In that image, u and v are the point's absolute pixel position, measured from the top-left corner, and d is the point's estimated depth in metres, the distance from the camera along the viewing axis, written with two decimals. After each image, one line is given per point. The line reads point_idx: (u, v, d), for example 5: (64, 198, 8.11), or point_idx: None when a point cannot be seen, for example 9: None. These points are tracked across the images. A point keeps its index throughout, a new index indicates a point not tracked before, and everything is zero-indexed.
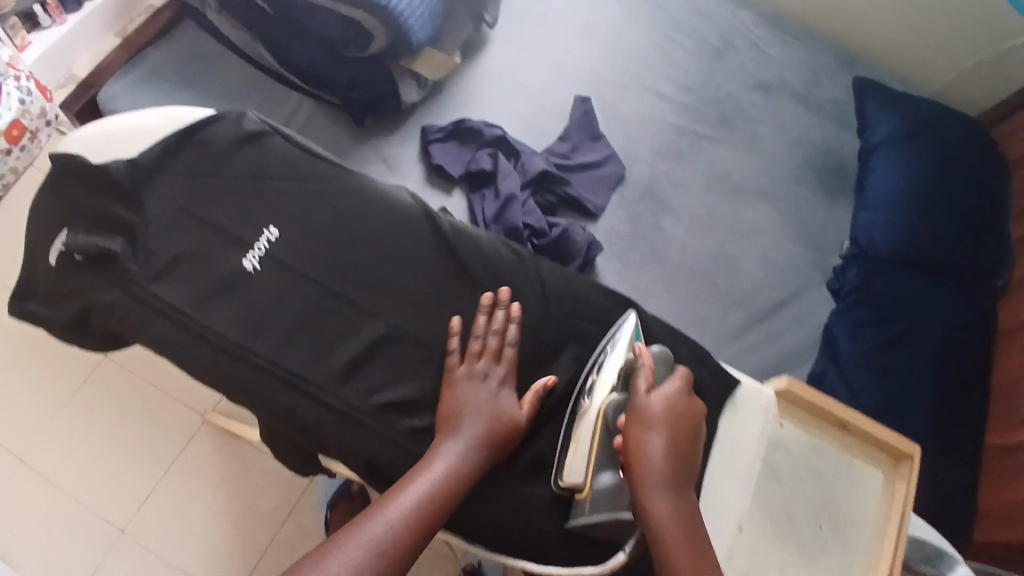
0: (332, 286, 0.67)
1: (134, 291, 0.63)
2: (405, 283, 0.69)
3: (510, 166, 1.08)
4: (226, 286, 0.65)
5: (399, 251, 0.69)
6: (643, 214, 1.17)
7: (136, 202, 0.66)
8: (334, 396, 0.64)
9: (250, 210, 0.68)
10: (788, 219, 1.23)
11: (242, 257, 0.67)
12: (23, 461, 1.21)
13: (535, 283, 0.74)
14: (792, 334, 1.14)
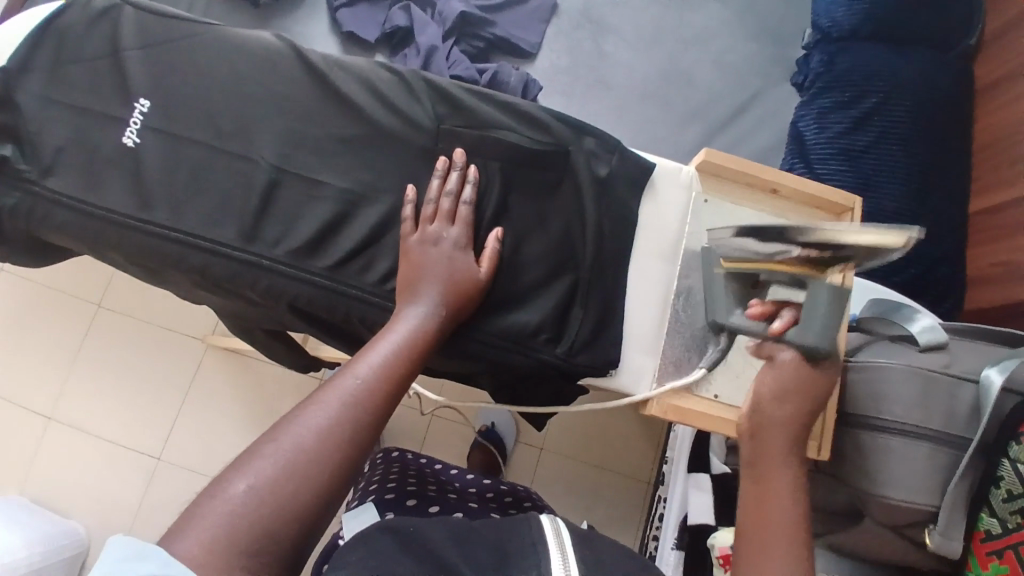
0: (201, 138, 0.55)
1: (25, 186, 0.53)
2: (276, 120, 0.56)
3: (426, 16, 1.02)
4: (108, 166, 0.54)
5: (275, 93, 0.57)
6: (582, 42, 1.10)
7: (9, 99, 0.54)
8: (249, 275, 0.53)
9: (116, 84, 0.56)
10: (741, 16, 1.13)
11: (120, 134, 0.55)
12: (51, 418, 1.29)
13: (428, 91, 0.58)
14: (755, 137, 1.09)
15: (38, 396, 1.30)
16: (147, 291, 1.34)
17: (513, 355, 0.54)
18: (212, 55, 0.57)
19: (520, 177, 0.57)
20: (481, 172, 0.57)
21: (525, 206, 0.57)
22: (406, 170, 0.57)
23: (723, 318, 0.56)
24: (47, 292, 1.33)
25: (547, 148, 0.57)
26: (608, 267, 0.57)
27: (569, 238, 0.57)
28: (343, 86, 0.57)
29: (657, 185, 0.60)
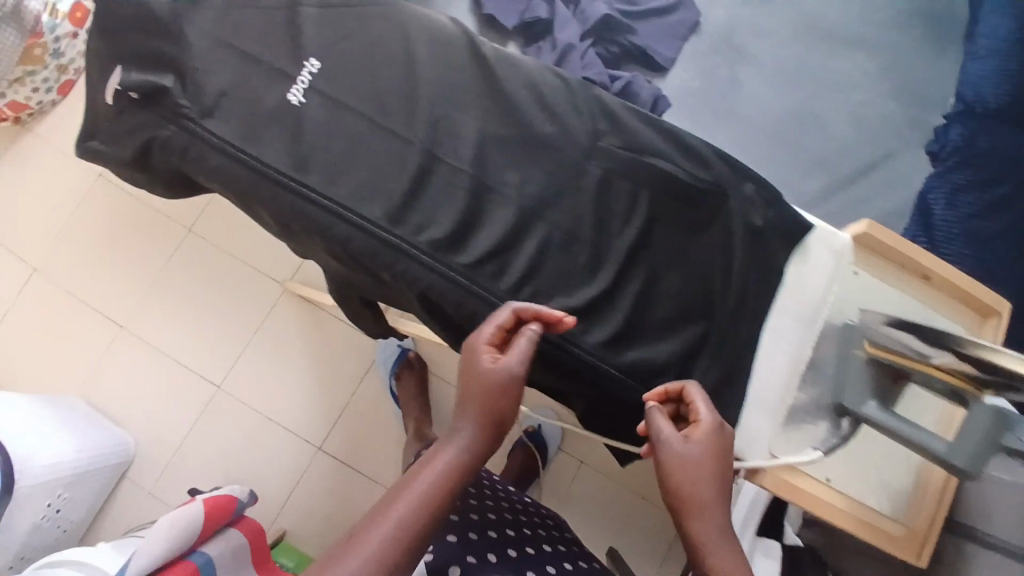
0: (365, 110, 0.54)
1: (186, 124, 0.53)
2: (435, 107, 0.55)
3: (568, 13, 0.99)
4: (270, 120, 0.54)
5: (437, 78, 0.55)
6: (718, 67, 1.06)
7: (178, 31, 0.54)
8: (388, 258, 0.53)
9: (285, 39, 0.55)
10: (891, 66, 1.06)
11: (286, 90, 0.54)
12: (125, 327, 1.37)
13: (592, 109, 0.56)
14: (879, 198, 1.03)
15: (118, 306, 1.38)
16: (233, 225, 1.38)
17: (632, 393, 0.53)
18: (383, 31, 0.56)
19: (673, 212, 0.54)
20: (632, 197, 0.54)
21: (672, 240, 0.54)
22: (555, 182, 0.54)
23: (854, 406, 0.54)
24: (146, 210, 1.41)
25: (707, 187, 0.54)
26: (743, 322, 0.55)
27: (710, 286, 0.54)
28: (508, 83, 0.56)
29: (807, 247, 0.56)
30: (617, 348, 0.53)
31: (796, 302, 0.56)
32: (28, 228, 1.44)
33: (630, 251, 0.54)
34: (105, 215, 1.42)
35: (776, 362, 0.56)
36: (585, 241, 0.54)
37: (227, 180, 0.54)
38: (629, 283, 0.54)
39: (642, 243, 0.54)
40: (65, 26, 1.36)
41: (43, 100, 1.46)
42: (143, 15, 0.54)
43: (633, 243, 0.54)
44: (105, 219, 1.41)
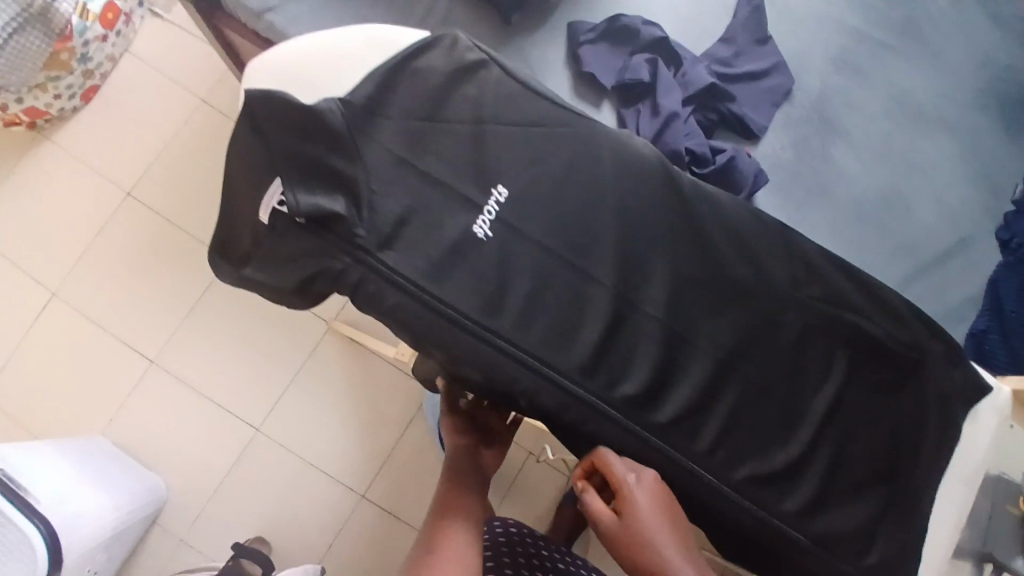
0: (552, 246, 0.50)
1: (365, 259, 0.48)
2: (628, 243, 0.51)
3: (670, 77, 0.96)
4: (454, 255, 0.49)
5: (628, 213, 0.52)
6: (810, 137, 1.04)
7: (355, 148, 0.49)
8: (579, 415, 0.48)
9: (471, 163, 0.51)
10: (976, 150, 1.06)
11: (470, 222, 0.50)
12: (154, 361, 1.25)
13: (787, 258, 0.53)
14: (954, 285, 1.02)
15: (144, 337, 1.25)
16: None
17: (819, 563, 0.51)
18: (569, 155, 0.52)
19: (866, 370, 0.53)
20: (829, 355, 0.52)
21: (865, 400, 0.53)
22: (747, 333, 0.51)
23: None
24: (172, 232, 1.26)
25: (906, 347, 0.53)
26: (927, 490, 0.53)
27: (900, 448, 0.53)
28: (702, 222, 0.52)
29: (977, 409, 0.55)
30: (811, 514, 0.51)
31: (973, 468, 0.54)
32: (36, 243, 1.28)
33: (824, 408, 0.52)
34: (126, 235, 1.27)
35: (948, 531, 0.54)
36: (780, 399, 0.51)
37: (402, 318, 0.48)
38: (823, 443, 0.52)
39: (834, 400, 0.52)
40: (95, 28, 1.19)
41: (65, 107, 1.27)
42: (315, 125, 0.49)
43: (825, 400, 0.52)
44: (124, 242, 1.27)
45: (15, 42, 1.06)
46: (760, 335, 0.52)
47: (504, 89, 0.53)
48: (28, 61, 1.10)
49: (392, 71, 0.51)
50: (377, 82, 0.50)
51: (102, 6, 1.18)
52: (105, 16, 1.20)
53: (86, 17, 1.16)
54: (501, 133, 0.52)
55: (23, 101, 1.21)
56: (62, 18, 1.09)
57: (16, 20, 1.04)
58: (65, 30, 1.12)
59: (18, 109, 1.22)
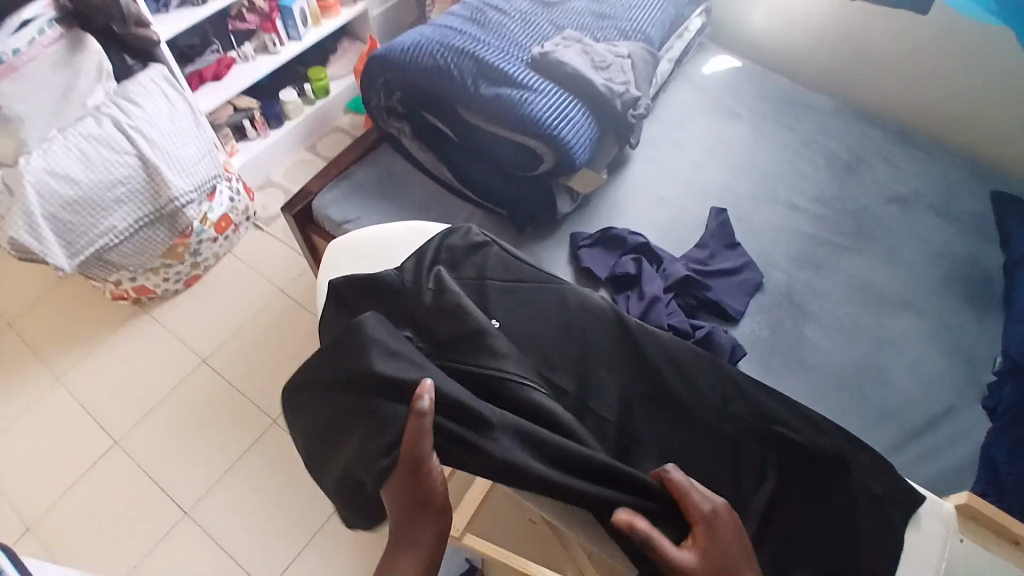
0: (535, 359, 0.68)
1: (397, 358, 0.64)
2: (598, 358, 0.69)
3: (652, 270, 1.18)
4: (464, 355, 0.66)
5: (592, 337, 0.70)
6: (783, 320, 1.20)
7: (391, 285, 0.72)
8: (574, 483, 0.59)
9: (480, 301, 0.72)
10: (937, 328, 1.20)
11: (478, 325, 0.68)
12: (186, 513, 1.33)
13: (720, 376, 0.68)
14: (951, 452, 1.07)
15: (183, 490, 1.35)
16: None
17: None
18: (559, 310, 0.73)
19: (800, 475, 0.64)
20: (760, 464, 0.64)
21: (800, 507, 0.62)
22: (698, 431, 0.66)
23: None
24: (233, 396, 1.45)
25: (830, 454, 0.64)
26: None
27: (843, 553, 0.61)
28: (650, 347, 0.69)
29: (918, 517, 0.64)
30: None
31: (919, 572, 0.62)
32: (110, 399, 1.46)
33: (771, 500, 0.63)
34: (191, 395, 1.46)
35: None
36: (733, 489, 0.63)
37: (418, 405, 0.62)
38: (776, 528, 0.62)
39: (777, 493, 0.63)
40: (209, 232, 1.52)
41: (169, 289, 1.55)
42: (371, 282, 0.73)
43: (771, 492, 0.63)
44: (185, 404, 1.44)
45: (144, 235, 1.37)
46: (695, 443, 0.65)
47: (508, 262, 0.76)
48: (149, 249, 1.40)
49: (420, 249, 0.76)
50: (413, 256, 0.75)
51: (218, 216, 1.53)
52: (219, 223, 1.54)
53: (204, 223, 1.50)
54: (501, 288, 0.73)
55: (136, 280, 1.47)
56: (185, 220, 1.41)
57: (150, 219, 1.36)
58: (184, 229, 1.43)
59: (130, 287, 1.48)
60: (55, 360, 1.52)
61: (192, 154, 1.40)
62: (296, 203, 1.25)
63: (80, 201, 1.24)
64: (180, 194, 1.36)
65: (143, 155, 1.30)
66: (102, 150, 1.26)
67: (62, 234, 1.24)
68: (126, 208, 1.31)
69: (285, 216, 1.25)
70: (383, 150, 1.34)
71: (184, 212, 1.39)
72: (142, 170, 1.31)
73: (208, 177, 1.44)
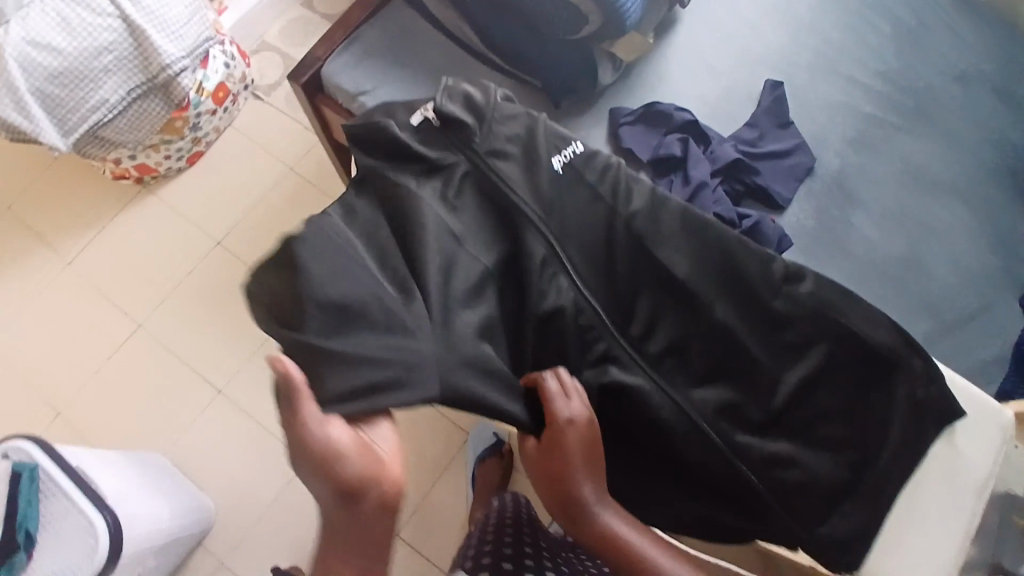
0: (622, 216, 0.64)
1: (476, 160, 0.65)
2: (697, 251, 0.63)
3: (699, 152, 1.09)
4: (534, 166, 0.65)
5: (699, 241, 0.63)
6: (830, 209, 1.13)
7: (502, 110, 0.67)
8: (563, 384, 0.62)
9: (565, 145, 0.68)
10: (989, 222, 1.14)
11: (552, 155, 0.66)
12: (220, 394, 1.35)
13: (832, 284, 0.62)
14: (977, 349, 1.08)
15: (211, 374, 1.36)
16: None
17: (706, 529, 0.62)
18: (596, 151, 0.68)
19: (848, 365, 0.60)
20: (813, 340, 0.60)
21: (842, 387, 0.60)
22: (819, 327, 0.60)
23: None
24: None
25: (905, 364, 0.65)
26: (888, 488, 0.59)
27: (874, 437, 0.59)
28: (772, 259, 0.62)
29: (955, 427, 0.62)
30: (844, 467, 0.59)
31: (954, 480, 0.61)
32: (127, 284, 1.43)
33: (868, 385, 0.60)
34: (209, 280, 1.42)
35: (938, 533, 0.60)
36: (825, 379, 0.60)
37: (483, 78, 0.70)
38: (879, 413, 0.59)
39: (885, 396, 0.60)
40: (207, 103, 1.39)
41: (171, 167, 1.46)
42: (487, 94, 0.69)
43: (879, 395, 0.60)
44: (206, 286, 1.42)
45: (137, 108, 1.25)
46: (763, 333, 0.61)
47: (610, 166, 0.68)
48: (147, 124, 1.29)
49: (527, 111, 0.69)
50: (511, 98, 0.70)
51: (215, 85, 1.38)
52: (217, 93, 1.40)
53: (200, 93, 1.36)
54: (549, 125, 0.69)
55: (136, 158, 1.39)
56: (180, 91, 1.27)
57: (142, 91, 1.23)
58: (181, 102, 1.30)
59: (131, 165, 1.40)
60: (63, 244, 1.47)
61: (182, 17, 1.24)
62: (301, 71, 1.10)
63: (64, 70, 1.14)
64: (171, 61, 1.22)
65: (126, 17, 1.17)
66: (83, 12, 1.15)
67: (51, 108, 1.16)
68: (116, 77, 1.19)
69: (291, 85, 1.11)
70: (394, 3, 1.15)
71: (178, 82, 1.25)
72: (128, 34, 1.18)
73: (200, 41, 1.28)
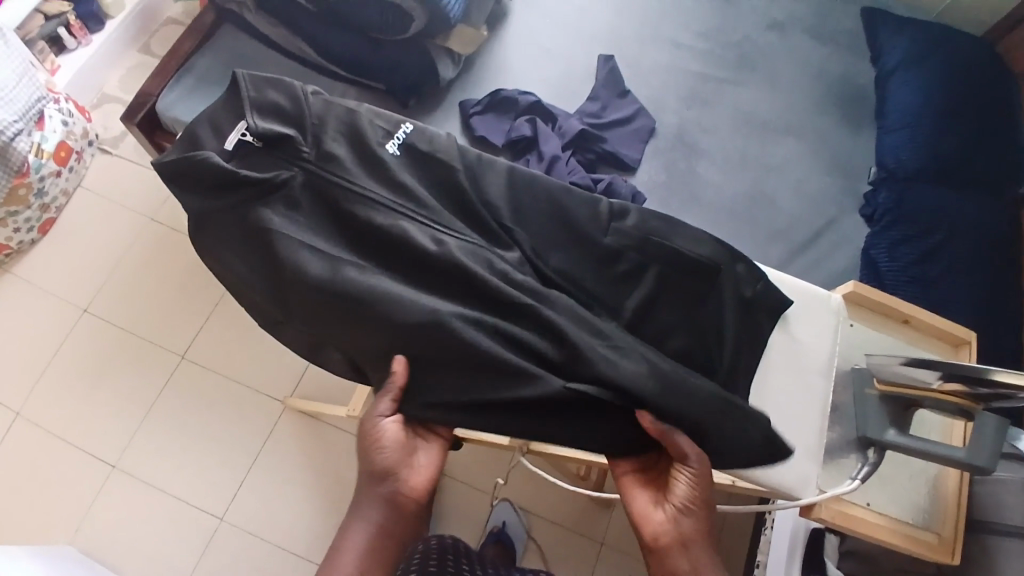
0: (457, 192, 0.73)
1: (305, 166, 0.71)
2: (527, 207, 0.73)
3: (548, 129, 1.14)
4: (369, 158, 0.73)
5: (526, 197, 0.73)
6: (677, 162, 1.22)
7: (315, 109, 0.73)
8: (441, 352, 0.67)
9: (391, 132, 0.75)
10: (817, 149, 1.27)
11: (384, 142, 0.74)
12: (116, 466, 1.26)
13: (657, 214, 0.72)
14: (832, 261, 1.17)
15: (105, 447, 1.27)
16: (231, 344, 1.34)
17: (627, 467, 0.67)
18: (423, 132, 0.76)
19: (679, 279, 0.69)
20: (643, 265, 0.70)
21: (673, 298, 0.69)
22: (648, 255, 0.70)
23: (878, 436, 0.66)
24: (132, 340, 1.34)
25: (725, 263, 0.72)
26: (738, 379, 0.68)
27: (710, 339, 0.68)
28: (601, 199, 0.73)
29: (789, 319, 0.71)
30: (684, 364, 0.68)
31: (796, 362, 0.70)
32: None
33: (698, 290, 0.69)
34: (81, 349, 1.33)
35: (789, 407, 0.69)
36: (660, 298, 0.69)
37: (282, 83, 0.74)
38: (706, 311, 0.69)
39: (708, 293, 0.69)
40: (50, 165, 1.31)
41: (24, 239, 1.36)
42: (293, 97, 0.73)
43: (705, 293, 0.69)
44: (82, 357, 1.32)
45: None
46: (599, 270, 0.71)
47: (440, 140, 0.75)
48: None
49: (347, 106, 0.76)
50: (326, 98, 0.75)
51: (55, 145, 1.31)
52: (58, 153, 1.33)
53: (40, 156, 1.28)
54: (373, 118, 0.75)
55: None
56: (18, 156, 1.21)
57: None
58: (21, 168, 1.23)
59: None
60: None
61: (9, 79, 1.19)
62: (134, 108, 1.07)
63: None
64: (4, 126, 1.17)
65: None
66: None
67: None
68: None
69: (125, 126, 1.07)
70: (224, 30, 1.15)
71: (13, 147, 1.20)
72: None
73: (32, 102, 1.24)
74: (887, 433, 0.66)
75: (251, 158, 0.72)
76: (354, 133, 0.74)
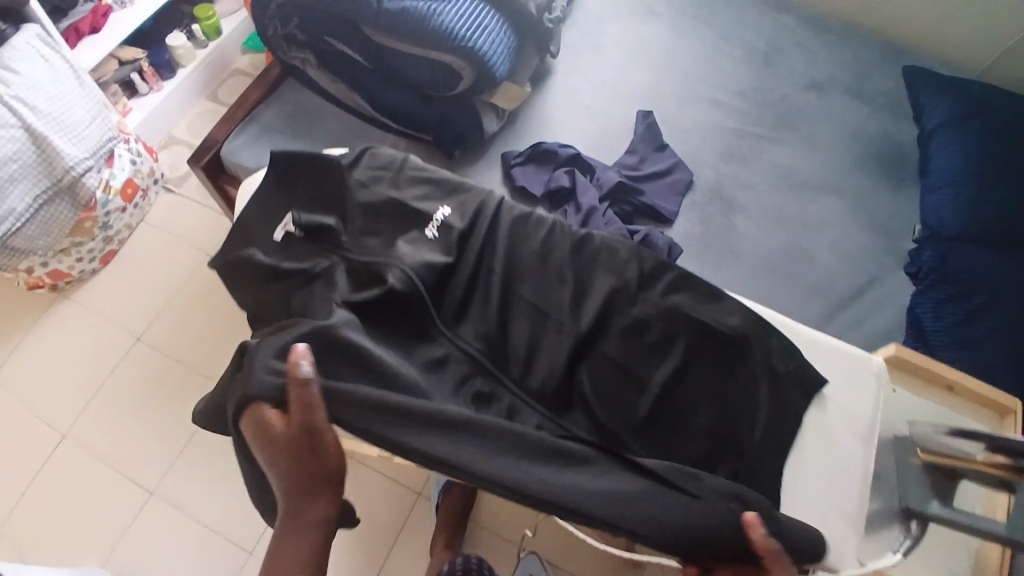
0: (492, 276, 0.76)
1: (343, 255, 0.75)
2: (557, 281, 0.76)
3: (586, 181, 1.18)
4: (408, 237, 0.77)
5: (560, 270, 0.76)
6: (714, 215, 1.23)
7: (359, 194, 0.81)
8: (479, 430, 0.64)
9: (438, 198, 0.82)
10: (857, 207, 1.26)
11: (423, 229, 0.78)
12: (155, 492, 1.30)
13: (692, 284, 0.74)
14: (874, 320, 1.15)
15: (146, 473, 1.31)
16: None
17: (644, 527, 0.59)
18: (459, 209, 0.80)
19: (707, 351, 0.71)
20: (672, 334, 0.72)
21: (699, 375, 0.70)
22: (679, 327, 0.72)
23: (921, 508, 0.66)
24: (180, 370, 1.40)
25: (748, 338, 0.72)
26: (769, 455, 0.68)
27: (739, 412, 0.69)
28: (639, 260, 0.76)
29: (825, 396, 0.71)
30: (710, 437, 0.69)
31: (836, 428, 0.70)
32: (50, 391, 1.39)
33: (721, 364, 0.71)
34: (133, 377, 1.39)
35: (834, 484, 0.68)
36: (692, 372, 0.71)
37: (323, 172, 0.82)
38: (733, 388, 0.70)
39: (732, 376, 0.70)
40: (115, 201, 1.41)
41: (85, 269, 1.46)
42: (337, 181, 0.82)
43: (729, 374, 0.70)
44: (132, 384, 1.39)
45: (45, 214, 1.25)
46: (624, 337, 0.72)
47: (477, 211, 0.80)
48: (55, 228, 1.28)
49: (392, 182, 0.83)
50: (370, 176, 0.83)
51: (121, 182, 1.41)
52: (124, 190, 1.42)
53: (108, 192, 1.38)
54: (415, 197, 0.81)
55: (48, 265, 1.37)
56: (86, 191, 1.29)
57: (49, 194, 1.24)
58: (88, 201, 1.31)
59: (44, 272, 1.38)
60: None
61: (84, 120, 1.27)
62: (201, 153, 1.16)
63: None
64: (75, 163, 1.24)
65: (29, 126, 1.17)
66: None
67: None
68: (21, 185, 1.19)
69: (192, 168, 1.15)
70: (287, 84, 1.24)
71: (82, 182, 1.27)
72: (31, 143, 1.19)
73: (104, 141, 1.31)
74: (928, 505, 0.66)
75: (293, 246, 0.78)
76: (393, 213, 0.80)
